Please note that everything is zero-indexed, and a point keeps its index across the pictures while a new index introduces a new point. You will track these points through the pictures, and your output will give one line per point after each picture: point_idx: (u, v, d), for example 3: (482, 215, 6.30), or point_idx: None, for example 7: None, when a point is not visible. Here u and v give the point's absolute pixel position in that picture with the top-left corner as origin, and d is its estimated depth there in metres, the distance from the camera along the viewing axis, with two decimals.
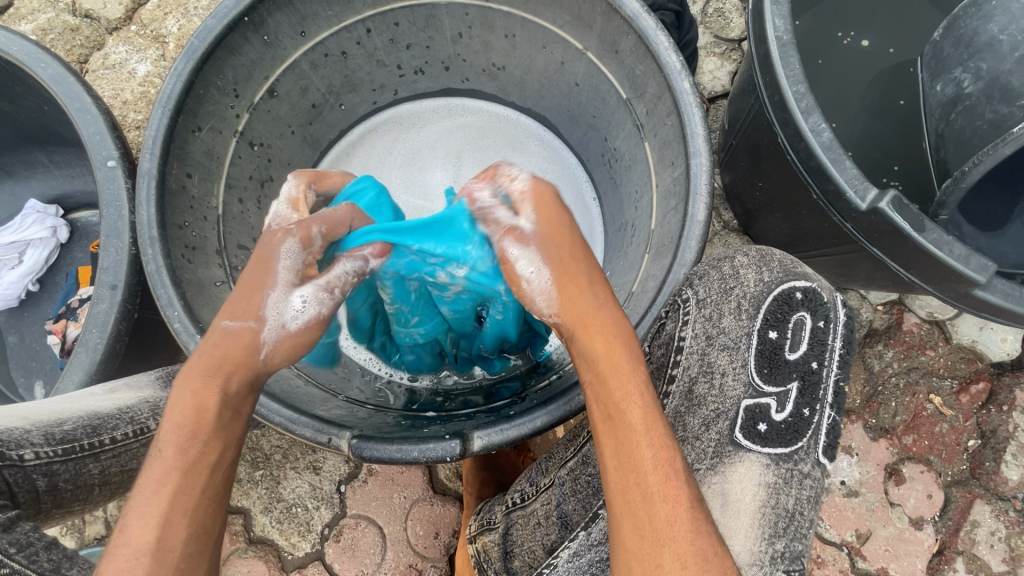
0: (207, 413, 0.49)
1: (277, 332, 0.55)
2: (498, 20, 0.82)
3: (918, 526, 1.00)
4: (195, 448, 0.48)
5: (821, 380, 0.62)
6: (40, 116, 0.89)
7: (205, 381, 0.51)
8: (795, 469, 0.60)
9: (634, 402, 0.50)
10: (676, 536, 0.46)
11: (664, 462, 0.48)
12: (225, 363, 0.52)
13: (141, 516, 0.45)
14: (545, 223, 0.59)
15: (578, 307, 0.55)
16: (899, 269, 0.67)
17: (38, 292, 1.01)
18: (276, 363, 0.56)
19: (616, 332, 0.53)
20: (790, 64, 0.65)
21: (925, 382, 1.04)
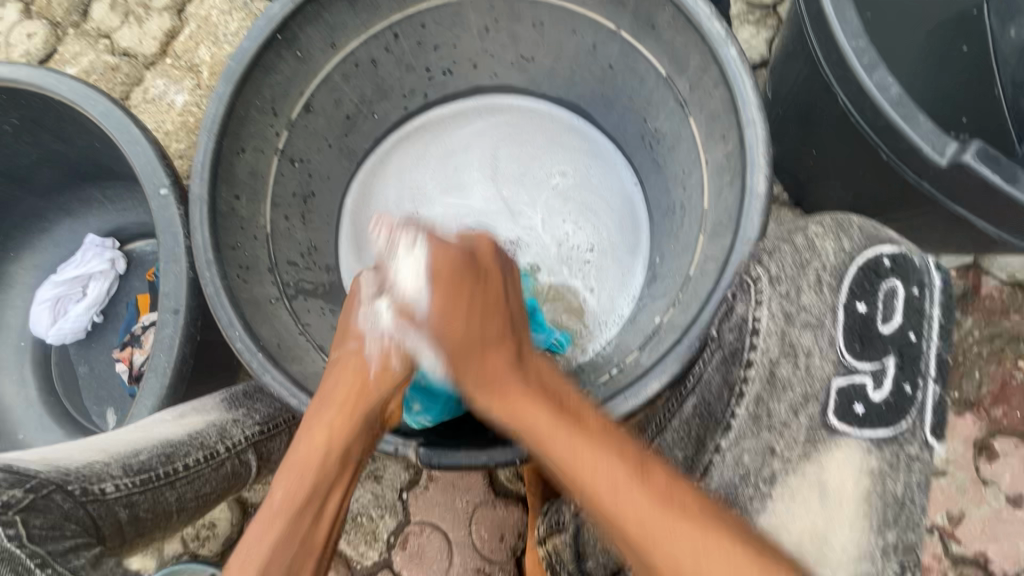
0: (319, 454, 0.56)
1: (378, 343, 0.62)
2: (525, 10, 0.81)
3: (1017, 505, 0.93)
4: (303, 492, 0.54)
5: (921, 352, 0.58)
6: (93, 153, 0.92)
7: (322, 420, 0.58)
8: (901, 451, 0.58)
9: (554, 436, 0.52)
10: (655, 540, 0.46)
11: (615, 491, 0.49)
12: (337, 401, 0.59)
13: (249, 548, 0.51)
14: (440, 294, 0.61)
15: (475, 373, 0.59)
16: (985, 225, 0.62)
17: (102, 323, 1.05)
18: (386, 377, 0.61)
19: (501, 377, 0.58)
20: (846, 18, 0.60)
21: (1012, 349, 0.96)
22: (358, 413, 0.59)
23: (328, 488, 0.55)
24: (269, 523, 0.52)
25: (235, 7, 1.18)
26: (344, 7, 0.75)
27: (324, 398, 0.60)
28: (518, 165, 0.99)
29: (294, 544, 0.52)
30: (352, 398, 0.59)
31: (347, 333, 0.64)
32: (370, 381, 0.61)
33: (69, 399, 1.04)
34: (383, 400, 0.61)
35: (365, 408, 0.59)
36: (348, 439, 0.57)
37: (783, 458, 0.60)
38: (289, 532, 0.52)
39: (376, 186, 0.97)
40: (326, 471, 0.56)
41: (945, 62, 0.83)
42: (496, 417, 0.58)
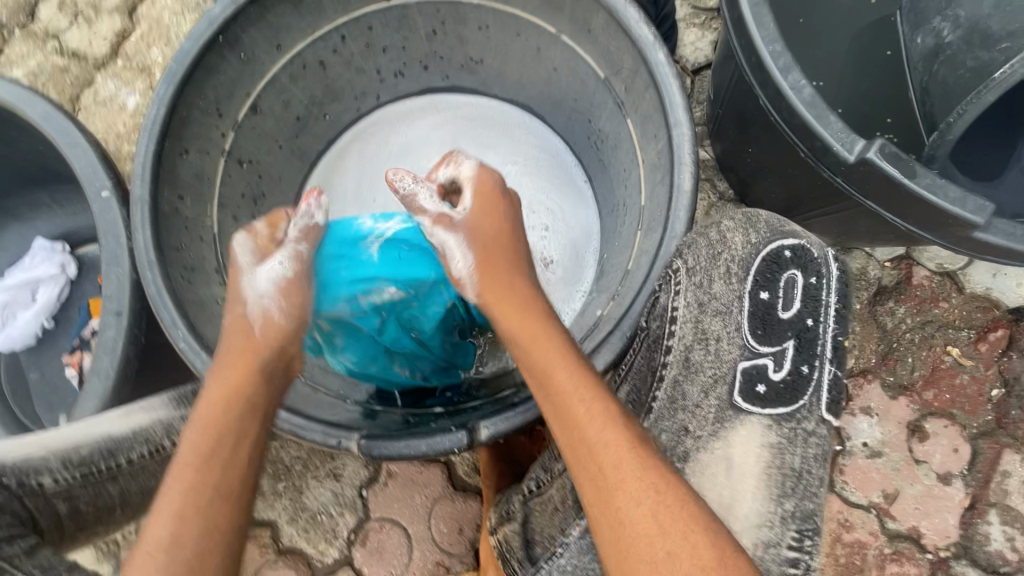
0: (218, 408, 0.57)
1: (263, 311, 0.65)
2: (469, 13, 0.82)
3: (947, 482, 0.98)
4: (208, 444, 0.55)
5: (818, 336, 0.61)
6: (37, 157, 0.91)
7: (214, 380, 0.60)
8: (798, 427, 0.61)
9: (564, 386, 0.55)
10: (625, 488, 0.52)
11: (597, 412, 0.55)
12: (231, 361, 0.61)
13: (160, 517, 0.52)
14: (478, 212, 0.68)
15: (512, 296, 0.63)
16: (896, 220, 0.66)
17: (53, 328, 1.04)
18: (274, 336, 0.64)
19: (539, 319, 0.61)
20: (763, 24, 0.64)
21: (941, 334, 1.02)
22: (252, 370, 0.60)
23: (236, 437, 0.56)
24: (179, 477, 0.53)
25: (188, 8, 1.18)
26: (287, 9, 0.76)
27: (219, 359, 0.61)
28: (473, 160, 1.00)
29: (200, 504, 0.52)
30: (242, 357, 0.61)
31: (231, 305, 0.66)
32: (260, 338, 0.63)
33: (18, 406, 1.02)
34: (277, 356, 0.63)
35: (260, 364, 0.61)
36: (245, 389, 0.59)
37: (694, 435, 0.62)
38: (199, 483, 0.53)
39: (332, 175, 0.98)
40: (231, 421, 0.57)
41: (869, 64, 0.88)
42: (519, 348, 0.60)
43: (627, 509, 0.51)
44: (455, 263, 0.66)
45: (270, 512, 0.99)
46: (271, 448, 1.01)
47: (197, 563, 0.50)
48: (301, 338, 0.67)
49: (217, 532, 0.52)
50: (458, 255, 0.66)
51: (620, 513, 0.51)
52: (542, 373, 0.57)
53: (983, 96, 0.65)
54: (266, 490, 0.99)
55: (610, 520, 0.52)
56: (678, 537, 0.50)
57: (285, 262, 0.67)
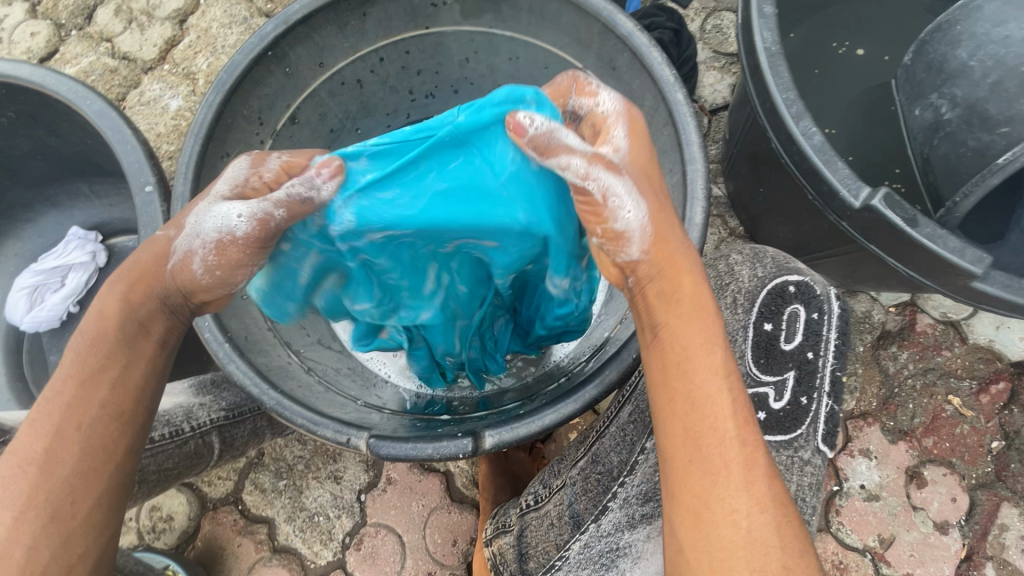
0: (110, 326, 0.55)
1: (183, 253, 0.55)
2: (502, 44, 0.88)
3: (943, 530, 0.98)
4: (95, 365, 0.53)
5: (817, 369, 0.64)
6: (83, 150, 0.96)
7: (111, 295, 0.56)
8: (795, 456, 0.62)
9: (707, 373, 0.50)
10: (746, 493, 0.47)
11: (740, 410, 0.49)
12: (130, 278, 0.56)
13: (38, 426, 0.51)
14: (636, 152, 0.55)
15: (665, 249, 0.53)
16: (897, 265, 0.69)
17: (78, 313, 1.08)
18: (180, 276, 0.56)
19: (697, 287, 0.53)
20: (778, 73, 0.68)
21: (943, 382, 1.03)
22: (154, 293, 0.56)
23: (129, 357, 0.55)
24: (67, 389, 0.53)
25: (235, 22, 1.25)
26: (334, 30, 0.81)
27: (119, 277, 0.57)
28: None
29: (91, 414, 0.52)
30: (145, 275, 0.56)
31: (175, 217, 0.58)
32: (164, 262, 0.56)
33: (36, 385, 1.05)
34: (185, 292, 0.56)
35: (161, 292, 0.56)
36: (146, 311, 0.56)
37: None
38: (86, 401, 0.52)
39: None
40: (122, 344, 0.55)
41: (877, 118, 0.91)
42: (666, 313, 0.52)
43: (744, 511, 0.46)
44: (620, 208, 0.52)
45: (269, 509, 1.00)
46: (275, 447, 1.03)
47: (77, 481, 0.50)
48: (228, 292, 0.58)
49: (101, 455, 0.51)
50: (628, 203, 0.52)
51: (734, 515, 0.46)
52: (697, 352, 0.51)
53: (986, 180, 0.66)
54: (267, 487, 1.01)
55: (719, 519, 0.46)
56: (788, 547, 0.46)
57: (243, 223, 0.53)
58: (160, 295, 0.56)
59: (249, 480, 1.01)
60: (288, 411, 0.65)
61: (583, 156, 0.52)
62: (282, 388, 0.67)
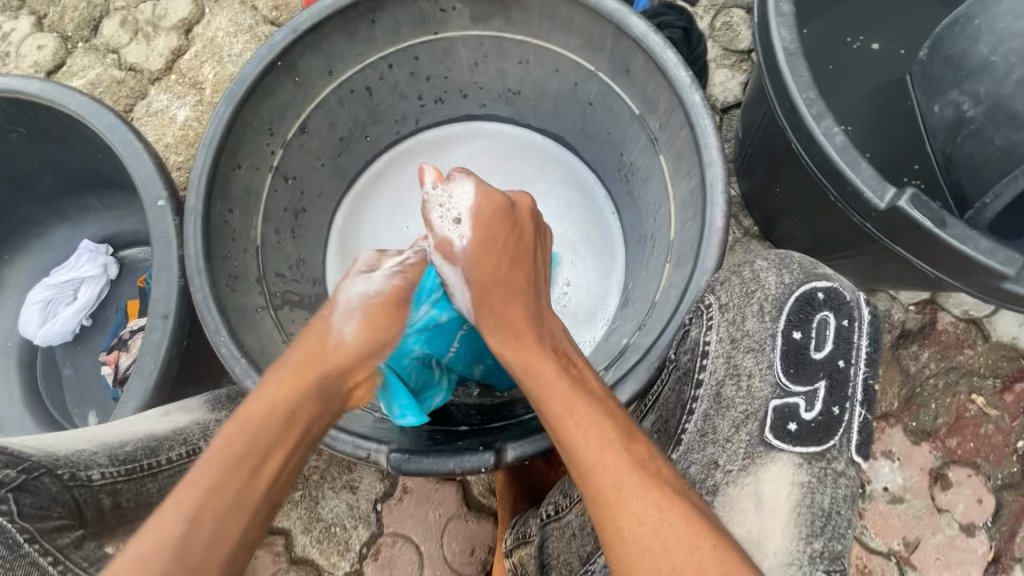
0: (264, 412, 0.58)
1: (346, 320, 0.67)
2: (512, 48, 0.86)
3: (969, 532, 0.96)
4: (246, 449, 0.55)
5: (850, 377, 0.61)
6: (92, 163, 0.96)
7: (272, 380, 0.61)
8: (828, 468, 0.60)
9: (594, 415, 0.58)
10: (625, 508, 0.52)
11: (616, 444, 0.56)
12: (293, 364, 0.62)
13: (176, 507, 0.50)
14: (475, 246, 0.71)
15: (502, 325, 0.68)
16: (925, 266, 0.67)
17: (90, 326, 1.08)
18: (346, 352, 0.65)
19: (529, 338, 0.66)
20: (798, 72, 0.67)
21: (965, 382, 1.01)
22: (312, 380, 0.61)
23: (272, 446, 0.56)
24: (204, 473, 0.53)
25: (241, 30, 1.24)
26: (343, 38, 0.80)
27: (278, 364, 0.63)
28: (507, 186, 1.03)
29: (229, 500, 0.52)
30: (308, 364, 0.63)
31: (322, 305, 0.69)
32: (328, 342, 0.65)
33: (51, 400, 1.05)
34: (347, 370, 0.65)
35: (324, 373, 0.63)
36: (294, 401, 0.59)
37: (724, 469, 0.63)
38: (226, 485, 0.52)
39: (365, 206, 1.02)
40: (265, 436, 0.56)
41: (894, 113, 0.89)
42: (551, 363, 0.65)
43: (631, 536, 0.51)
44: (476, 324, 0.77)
45: (285, 520, 1.00)
46: None
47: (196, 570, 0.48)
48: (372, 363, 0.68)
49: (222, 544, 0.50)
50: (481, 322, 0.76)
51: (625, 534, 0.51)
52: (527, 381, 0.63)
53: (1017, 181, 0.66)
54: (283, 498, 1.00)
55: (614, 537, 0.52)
56: None
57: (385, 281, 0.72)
58: (319, 380, 0.62)
59: None
60: None
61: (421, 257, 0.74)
62: None
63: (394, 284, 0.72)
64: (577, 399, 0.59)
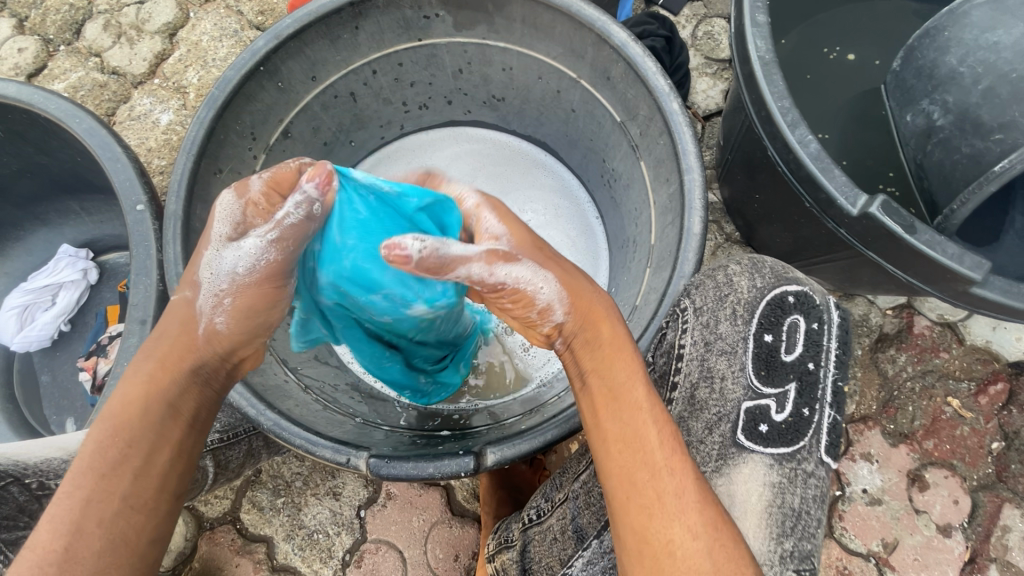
0: (130, 416, 0.53)
1: (211, 299, 0.58)
2: (495, 55, 0.87)
3: (946, 533, 0.98)
4: (116, 453, 0.51)
5: (819, 380, 0.63)
6: (72, 167, 0.95)
7: (137, 374, 0.56)
8: (798, 468, 0.62)
9: (642, 404, 0.53)
10: (681, 520, 0.49)
11: (668, 441, 0.52)
12: (158, 355, 0.56)
13: (52, 521, 0.48)
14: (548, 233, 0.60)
15: (585, 303, 0.58)
16: (897, 271, 0.69)
17: (69, 332, 1.06)
18: (220, 337, 0.59)
19: (614, 330, 0.58)
20: (773, 81, 0.68)
21: (941, 384, 1.03)
22: (180, 373, 0.56)
23: (160, 434, 0.53)
24: (81, 484, 0.50)
25: (226, 35, 1.24)
26: (326, 44, 0.80)
27: (144, 355, 0.57)
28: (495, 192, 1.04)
29: (114, 504, 0.50)
30: (177, 353, 0.57)
31: (184, 278, 0.60)
32: (193, 328, 0.58)
33: (27, 407, 1.03)
34: (218, 354, 0.59)
35: (193, 364, 0.57)
36: (167, 391, 0.55)
37: (698, 471, 0.62)
38: (106, 490, 0.50)
39: None
40: (149, 432, 0.53)
41: (867, 121, 0.91)
42: (591, 361, 0.57)
43: (682, 540, 0.49)
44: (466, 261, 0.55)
45: (267, 527, 0.99)
46: (273, 463, 1.01)
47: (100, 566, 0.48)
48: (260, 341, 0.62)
49: (124, 544, 0.50)
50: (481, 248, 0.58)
51: (670, 543, 0.49)
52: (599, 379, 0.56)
53: (984, 188, 0.66)
54: (266, 505, 0.99)
55: (662, 547, 0.49)
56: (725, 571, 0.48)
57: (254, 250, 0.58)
58: (192, 367, 0.57)
59: (246, 498, 1.00)
60: (284, 431, 0.64)
61: (480, 258, 0.55)
62: (279, 408, 0.66)
63: (268, 257, 0.58)
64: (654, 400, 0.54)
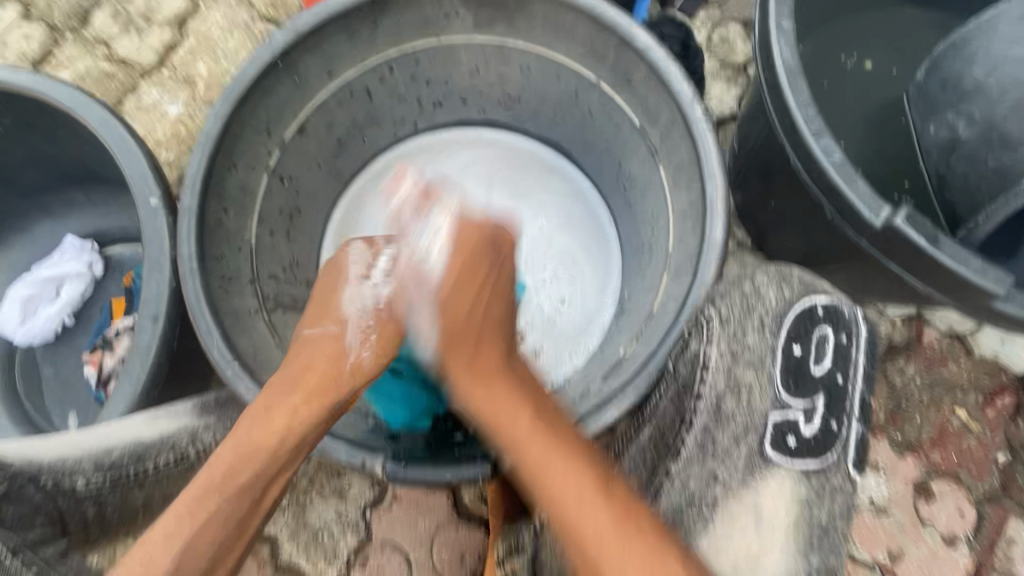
0: (269, 444, 0.57)
1: (357, 335, 0.67)
2: (513, 55, 0.86)
3: (951, 544, 0.98)
4: (246, 478, 0.55)
5: (847, 395, 0.66)
6: (81, 158, 0.93)
7: (283, 402, 0.60)
8: (826, 481, 0.64)
9: (536, 450, 0.56)
10: (612, 559, 0.50)
11: (574, 480, 0.54)
12: (303, 386, 0.61)
13: (166, 536, 0.51)
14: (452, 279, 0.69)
15: (481, 354, 0.66)
16: (918, 283, 0.68)
17: (72, 327, 1.04)
18: (363, 369, 0.66)
19: (489, 385, 0.63)
20: (798, 89, 0.68)
21: (949, 396, 1.03)
22: (321, 407, 0.61)
23: (275, 476, 0.57)
24: (183, 529, 0.51)
25: (236, 26, 1.23)
26: (344, 39, 0.79)
27: (289, 383, 0.62)
28: (508, 193, 1.03)
29: (224, 530, 0.53)
30: (322, 385, 0.62)
31: (325, 315, 0.68)
32: (337, 361, 0.65)
33: (29, 399, 1.02)
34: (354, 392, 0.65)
35: (334, 399, 0.62)
36: (304, 429, 0.59)
37: (723, 482, 0.65)
38: (222, 516, 0.53)
39: (359, 216, 1.00)
40: (261, 477, 0.56)
41: (886, 130, 0.91)
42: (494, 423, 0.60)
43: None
44: None
45: (271, 526, 0.98)
46: None
47: None
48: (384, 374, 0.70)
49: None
50: None
51: None
52: (514, 449, 0.58)
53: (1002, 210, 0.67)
54: None
55: None
56: None
57: None
58: (335, 400, 0.63)
59: None
60: None
61: None
62: None
63: None
64: (546, 442, 0.57)
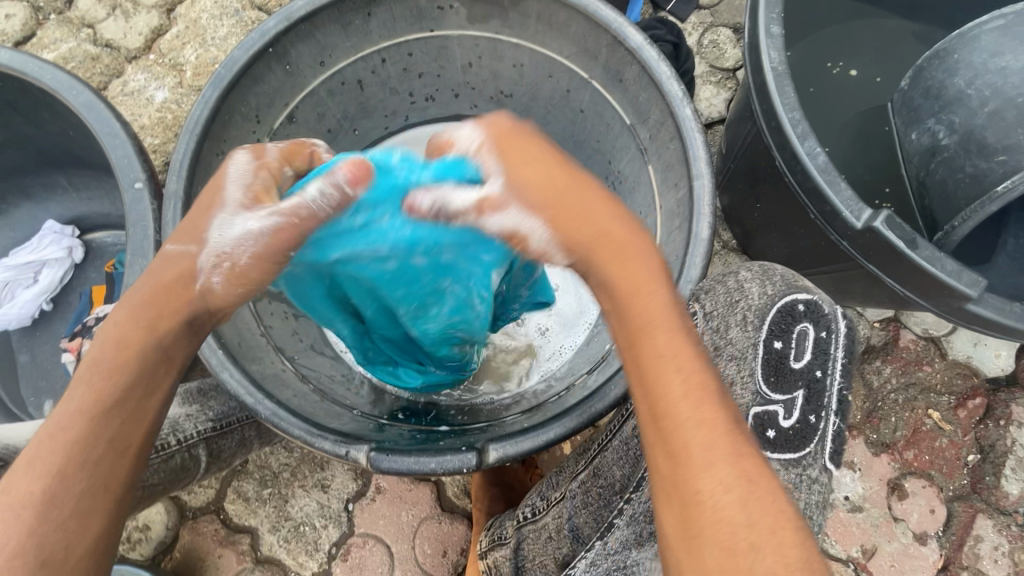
0: (126, 357, 0.50)
1: (212, 257, 0.53)
2: (506, 51, 0.87)
3: (922, 541, 1.01)
4: (109, 398, 0.49)
5: (826, 387, 0.65)
6: (63, 141, 0.92)
7: (133, 319, 0.52)
8: (804, 474, 0.63)
9: (662, 340, 0.47)
10: (710, 474, 0.42)
11: (690, 386, 0.45)
12: (155, 299, 0.53)
13: (33, 470, 0.46)
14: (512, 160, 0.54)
15: (603, 223, 0.52)
16: (894, 285, 0.70)
17: (51, 311, 1.03)
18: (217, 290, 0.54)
19: (638, 260, 0.51)
20: (785, 93, 0.69)
21: (923, 398, 1.06)
22: (179, 322, 0.53)
23: (146, 392, 0.51)
24: (50, 454, 0.46)
25: (227, 13, 1.21)
26: (337, 29, 0.79)
27: (140, 302, 0.53)
28: None
29: (97, 450, 0.47)
30: (172, 298, 0.53)
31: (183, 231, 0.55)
32: (187, 279, 0.54)
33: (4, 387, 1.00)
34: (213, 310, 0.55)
35: (189, 314, 0.53)
36: (166, 341, 0.52)
37: None
38: (88, 440, 0.47)
39: None
40: (133, 390, 0.50)
41: (869, 137, 0.93)
42: (608, 301, 0.51)
43: (712, 495, 0.41)
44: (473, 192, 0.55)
45: (253, 518, 0.97)
46: (260, 454, 0.99)
47: (74, 523, 0.45)
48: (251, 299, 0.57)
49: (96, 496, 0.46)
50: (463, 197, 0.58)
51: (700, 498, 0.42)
52: (632, 328, 0.48)
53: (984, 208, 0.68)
54: (252, 496, 0.98)
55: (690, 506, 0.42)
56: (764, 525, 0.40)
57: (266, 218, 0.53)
58: (193, 316, 0.54)
59: (232, 488, 0.98)
60: (281, 421, 0.63)
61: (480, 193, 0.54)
62: (278, 398, 0.65)
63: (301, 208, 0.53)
64: (676, 339, 0.47)
